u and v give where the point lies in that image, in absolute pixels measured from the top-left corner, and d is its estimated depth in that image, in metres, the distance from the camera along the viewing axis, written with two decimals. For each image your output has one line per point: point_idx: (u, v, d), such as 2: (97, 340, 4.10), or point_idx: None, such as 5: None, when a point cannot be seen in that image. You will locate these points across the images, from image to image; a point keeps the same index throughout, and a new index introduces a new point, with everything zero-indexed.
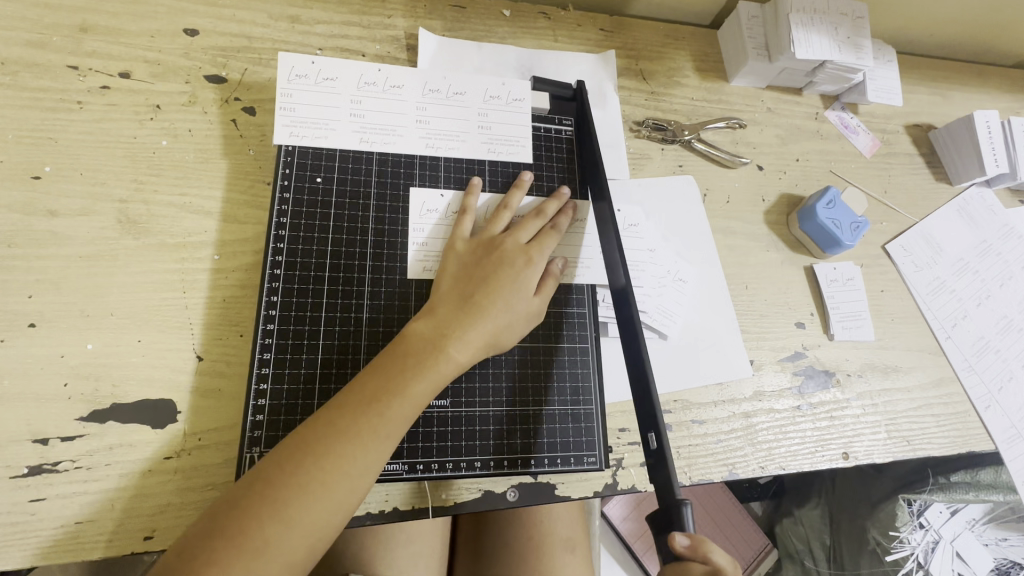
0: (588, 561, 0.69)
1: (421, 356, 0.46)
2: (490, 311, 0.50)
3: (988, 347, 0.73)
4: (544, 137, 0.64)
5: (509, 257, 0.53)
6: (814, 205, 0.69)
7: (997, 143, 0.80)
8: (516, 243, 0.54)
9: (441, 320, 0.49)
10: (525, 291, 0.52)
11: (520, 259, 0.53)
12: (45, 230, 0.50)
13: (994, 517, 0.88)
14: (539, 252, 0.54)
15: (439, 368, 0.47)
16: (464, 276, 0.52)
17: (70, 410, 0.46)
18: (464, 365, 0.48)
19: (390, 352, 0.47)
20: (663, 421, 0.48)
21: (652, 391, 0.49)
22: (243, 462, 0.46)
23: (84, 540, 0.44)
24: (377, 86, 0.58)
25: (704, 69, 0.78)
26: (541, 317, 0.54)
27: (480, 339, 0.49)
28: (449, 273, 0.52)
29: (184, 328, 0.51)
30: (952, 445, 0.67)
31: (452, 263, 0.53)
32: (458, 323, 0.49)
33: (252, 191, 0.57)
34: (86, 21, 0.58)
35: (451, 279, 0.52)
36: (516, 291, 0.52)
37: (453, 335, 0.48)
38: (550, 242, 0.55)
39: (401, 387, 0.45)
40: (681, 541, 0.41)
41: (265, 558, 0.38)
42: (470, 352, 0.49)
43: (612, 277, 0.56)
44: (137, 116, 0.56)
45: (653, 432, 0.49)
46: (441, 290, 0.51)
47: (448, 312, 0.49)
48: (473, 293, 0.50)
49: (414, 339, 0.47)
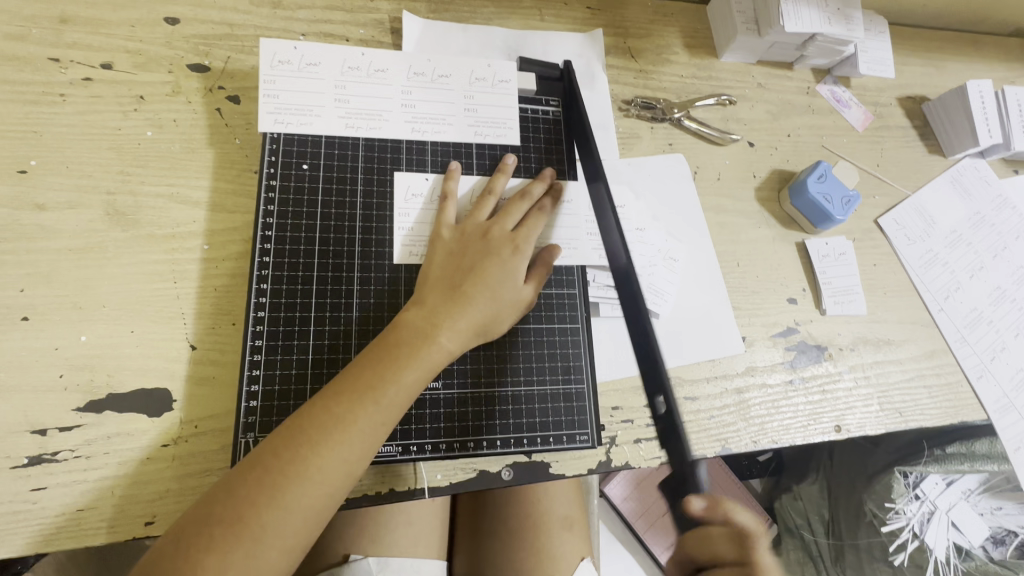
0: (586, 539, 0.70)
1: (413, 344, 0.47)
2: (479, 299, 0.50)
3: (981, 318, 0.74)
4: (531, 119, 0.64)
5: (497, 244, 0.53)
6: (805, 179, 0.69)
7: (990, 113, 0.79)
8: (504, 231, 0.55)
9: (432, 308, 0.49)
10: (514, 278, 0.53)
11: (507, 246, 0.54)
12: (34, 224, 0.51)
13: (988, 487, 0.91)
14: (527, 238, 0.55)
15: (431, 355, 0.47)
16: (453, 264, 0.52)
17: (67, 400, 0.47)
18: (455, 352, 0.49)
19: (382, 341, 0.47)
20: (668, 384, 0.51)
21: (656, 359, 0.52)
22: (238, 447, 0.47)
23: (86, 527, 0.45)
24: (361, 71, 0.58)
25: (693, 46, 0.77)
26: (529, 305, 0.54)
27: (471, 326, 0.50)
28: (438, 261, 0.52)
29: (176, 318, 0.51)
30: (943, 415, 0.68)
31: (441, 251, 0.53)
32: (449, 311, 0.49)
33: (239, 180, 0.56)
34: (66, 12, 0.57)
35: (440, 267, 0.52)
36: (505, 278, 0.52)
37: (444, 323, 0.48)
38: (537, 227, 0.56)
39: (394, 375, 0.45)
40: (698, 506, 0.38)
41: (264, 544, 0.39)
42: (461, 338, 0.49)
43: (612, 257, 0.57)
44: (121, 107, 0.56)
45: (661, 398, 0.51)
46: (430, 278, 0.51)
47: (438, 300, 0.49)
48: (463, 281, 0.51)
49: (406, 328, 0.48)
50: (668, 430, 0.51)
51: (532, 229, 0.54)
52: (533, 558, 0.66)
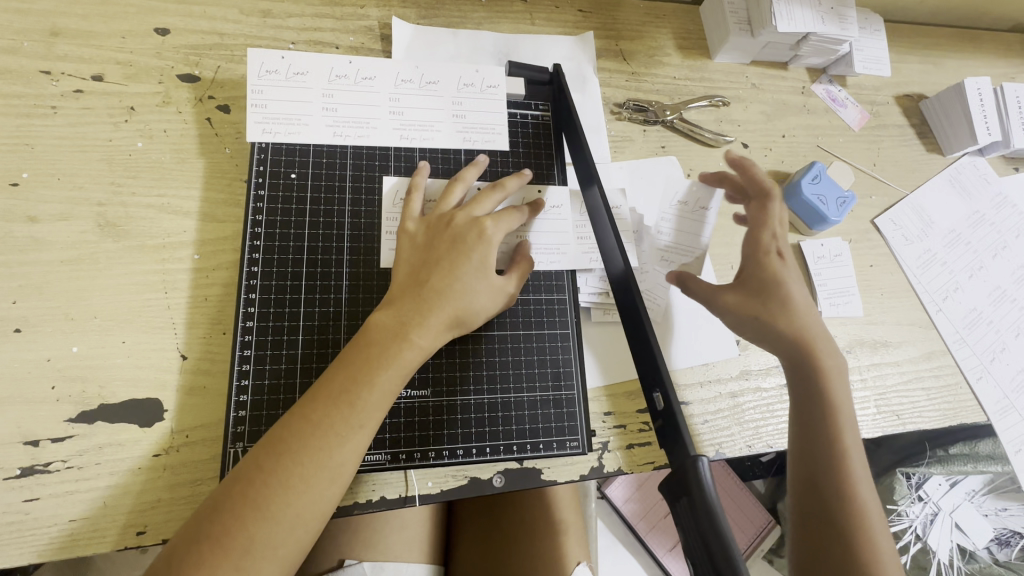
0: (582, 544, 0.69)
1: (384, 345, 0.47)
2: (452, 295, 0.50)
3: (981, 318, 0.73)
4: (520, 124, 0.64)
5: (466, 235, 0.53)
6: (799, 181, 0.69)
7: (988, 111, 0.78)
8: (470, 217, 0.54)
9: (402, 307, 0.49)
10: (488, 272, 0.52)
11: (479, 237, 0.53)
12: (26, 236, 0.51)
13: (994, 488, 0.88)
14: (495, 224, 0.53)
15: (404, 354, 0.47)
16: (421, 260, 0.52)
17: (59, 411, 0.47)
18: (429, 349, 0.49)
19: (353, 345, 0.47)
20: (670, 379, 0.46)
21: (655, 349, 0.47)
22: (228, 457, 0.47)
23: (79, 537, 0.45)
24: (349, 79, 0.58)
25: (686, 47, 0.77)
26: (507, 298, 0.54)
27: (444, 322, 0.49)
28: (406, 259, 0.52)
29: (167, 328, 0.51)
30: (942, 418, 0.67)
31: (409, 248, 0.53)
32: (418, 308, 0.49)
33: (230, 189, 0.57)
34: (57, 25, 0.58)
35: (409, 264, 0.52)
36: (476, 270, 0.51)
37: (416, 321, 0.48)
38: (511, 218, 0.54)
39: (366, 376, 0.45)
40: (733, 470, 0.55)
41: (254, 556, 0.39)
42: (435, 335, 0.49)
43: (612, 263, 0.55)
44: (112, 119, 0.56)
45: (660, 391, 0.47)
46: (400, 278, 0.51)
47: (408, 299, 0.49)
48: (431, 276, 0.50)
49: (376, 329, 0.47)
50: (665, 424, 0.47)
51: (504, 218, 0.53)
52: (527, 561, 0.66)
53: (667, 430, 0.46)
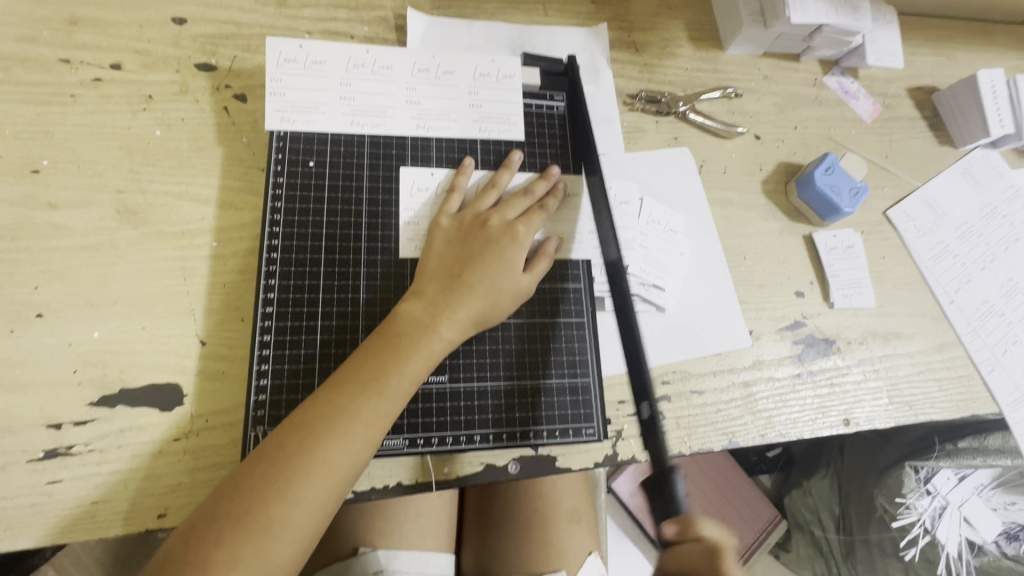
0: (593, 533, 0.70)
1: (412, 335, 0.47)
2: (477, 289, 0.51)
3: (993, 310, 0.73)
4: (535, 114, 0.64)
5: (495, 236, 0.54)
6: (812, 171, 0.68)
7: (1001, 103, 0.78)
8: (501, 220, 0.55)
9: (430, 299, 0.49)
10: (512, 270, 0.53)
11: (506, 236, 0.54)
12: (46, 222, 0.51)
13: (1002, 482, 0.89)
14: (527, 228, 0.55)
15: (431, 346, 0.48)
16: (449, 255, 0.52)
17: (81, 395, 0.48)
18: (452, 342, 0.49)
19: (380, 334, 0.48)
20: None
21: None
22: (248, 441, 0.47)
23: (101, 519, 0.46)
24: (366, 68, 0.58)
25: (699, 39, 0.77)
26: (528, 295, 0.54)
27: (470, 317, 0.50)
28: (435, 253, 0.53)
29: (186, 314, 0.52)
30: (954, 409, 0.67)
31: (438, 242, 0.53)
32: (447, 302, 0.49)
33: (247, 177, 0.57)
34: (75, 14, 0.58)
35: (438, 257, 0.52)
36: (503, 269, 0.52)
37: (443, 314, 0.49)
38: (538, 221, 0.56)
39: (393, 365, 0.46)
40: (672, 528, 0.49)
41: (273, 535, 0.40)
42: (459, 328, 0.50)
43: (606, 251, 0.58)
44: (130, 107, 0.56)
45: None
46: (427, 270, 0.52)
47: (436, 291, 0.50)
48: (460, 271, 0.51)
49: (404, 319, 0.48)
50: (649, 431, 0.55)
51: (532, 221, 0.54)
52: (540, 552, 0.66)
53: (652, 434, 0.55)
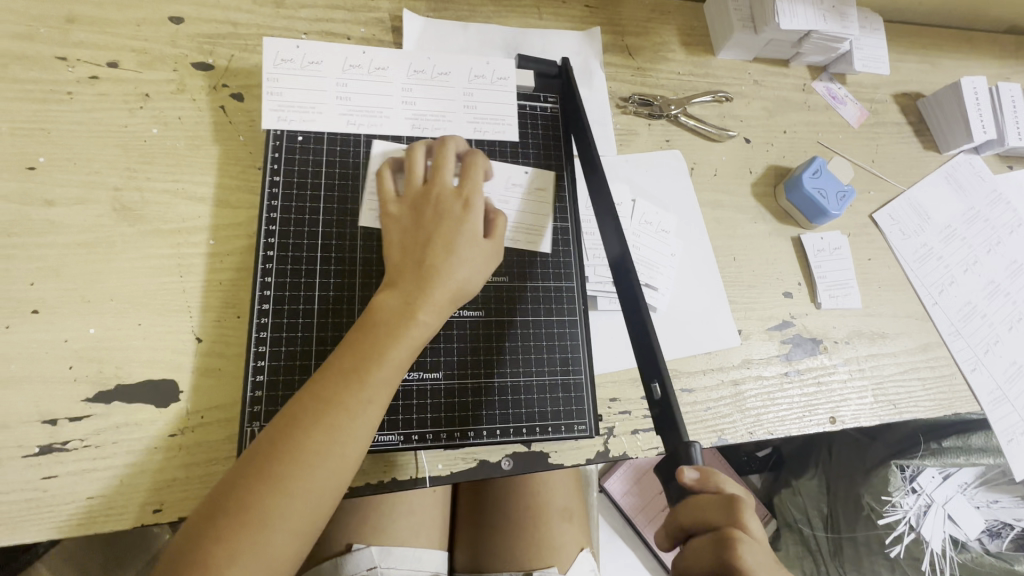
0: (584, 529, 0.71)
1: (387, 323, 0.47)
2: (444, 269, 0.50)
3: (975, 311, 0.75)
4: (529, 115, 0.65)
5: (449, 207, 0.53)
6: (800, 174, 0.70)
7: (984, 110, 0.80)
8: (450, 190, 0.54)
9: (402, 286, 0.49)
10: (469, 237, 0.52)
11: (456, 205, 0.53)
12: (43, 219, 0.52)
13: (986, 480, 0.92)
14: (472, 190, 0.53)
15: (409, 333, 0.47)
16: (409, 240, 0.52)
17: (76, 391, 0.48)
18: (431, 327, 0.49)
19: (358, 327, 0.48)
20: (666, 369, 0.48)
21: (653, 343, 0.49)
22: (244, 437, 0.48)
23: (97, 514, 0.46)
24: (362, 69, 0.59)
25: (691, 43, 0.78)
26: (496, 258, 0.54)
27: (444, 294, 0.50)
28: (393, 242, 0.52)
29: (182, 311, 0.52)
30: (937, 408, 0.68)
31: (396, 233, 0.52)
32: (415, 286, 0.49)
33: (244, 176, 0.58)
34: (72, 12, 0.58)
35: (397, 247, 0.52)
36: (461, 241, 0.51)
37: (417, 298, 0.48)
38: (475, 175, 0.54)
39: (374, 355, 0.46)
40: (690, 475, 0.41)
41: (271, 530, 0.40)
42: (437, 312, 0.49)
43: (609, 247, 0.56)
44: (127, 105, 0.57)
45: (657, 381, 0.49)
46: (391, 261, 0.51)
47: (405, 278, 0.49)
48: (417, 252, 0.50)
49: (379, 310, 0.48)
50: (661, 415, 0.49)
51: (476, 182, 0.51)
52: (534, 549, 0.67)
53: (663, 417, 0.49)
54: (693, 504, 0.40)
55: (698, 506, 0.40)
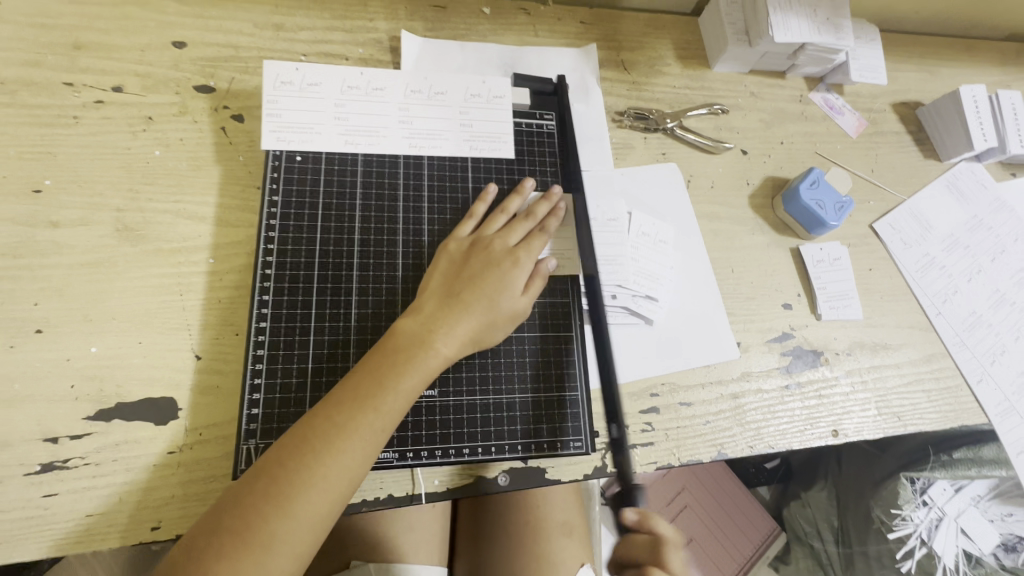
0: (586, 545, 0.70)
1: (409, 351, 0.48)
2: (473, 307, 0.52)
3: (980, 321, 0.74)
4: (526, 132, 0.66)
5: (500, 258, 0.55)
6: (797, 186, 0.70)
7: (985, 117, 0.80)
8: (506, 246, 0.56)
9: (429, 315, 0.51)
10: (511, 292, 0.54)
11: (508, 260, 0.55)
12: (48, 240, 0.53)
13: (999, 492, 0.88)
14: (527, 253, 0.56)
15: (427, 362, 0.49)
16: (453, 275, 0.54)
17: (77, 409, 0.49)
18: (448, 358, 0.50)
19: (380, 348, 0.49)
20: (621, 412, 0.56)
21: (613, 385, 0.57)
22: (240, 454, 0.48)
23: (96, 532, 0.46)
24: (360, 89, 0.60)
25: (685, 57, 0.79)
26: (525, 317, 0.56)
27: (468, 331, 0.51)
28: (439, 271, 0.54)
29: (182, 329, 0.53)
30: (942, 420, 0.67)
31: (444, 263, 0.54)
32: (445, 318, 0.51)
33: (243, 195, 0.59)
34: (80, 39, 0.60)
35: (442, 276, 0.54)
36: (501, 289, 0.53)
37: (441, 330, 0.50)
38: (539, 243, 0.57)
39: (391, 382, 0.47)
40: (633, 515, 0.52)
41: (274, 550, 0.41)
42: (457, 345, 0.51)
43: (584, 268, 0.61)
44: (130, 128, 0.58)
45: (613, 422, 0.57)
46: (430, 285, 0.53)
47: (436, 308, 0.51)
48: (461, 289, 0.52)
49: (404, 335, 0.49)
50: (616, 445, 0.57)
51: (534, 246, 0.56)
52: (533, 563, 0.66)
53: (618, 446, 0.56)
54: (630, 540, 0.52)
55: (634, 542, 0.52)
